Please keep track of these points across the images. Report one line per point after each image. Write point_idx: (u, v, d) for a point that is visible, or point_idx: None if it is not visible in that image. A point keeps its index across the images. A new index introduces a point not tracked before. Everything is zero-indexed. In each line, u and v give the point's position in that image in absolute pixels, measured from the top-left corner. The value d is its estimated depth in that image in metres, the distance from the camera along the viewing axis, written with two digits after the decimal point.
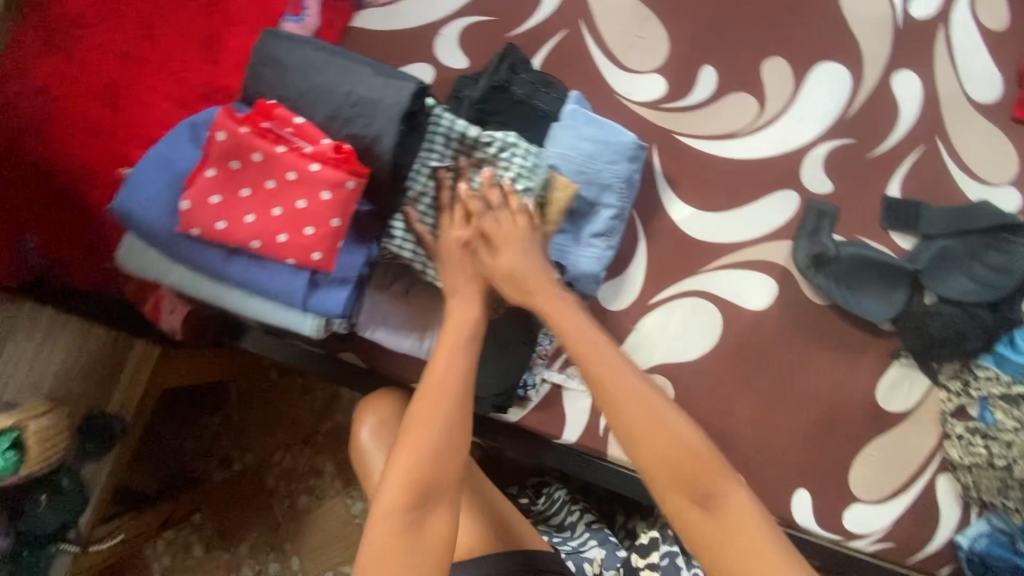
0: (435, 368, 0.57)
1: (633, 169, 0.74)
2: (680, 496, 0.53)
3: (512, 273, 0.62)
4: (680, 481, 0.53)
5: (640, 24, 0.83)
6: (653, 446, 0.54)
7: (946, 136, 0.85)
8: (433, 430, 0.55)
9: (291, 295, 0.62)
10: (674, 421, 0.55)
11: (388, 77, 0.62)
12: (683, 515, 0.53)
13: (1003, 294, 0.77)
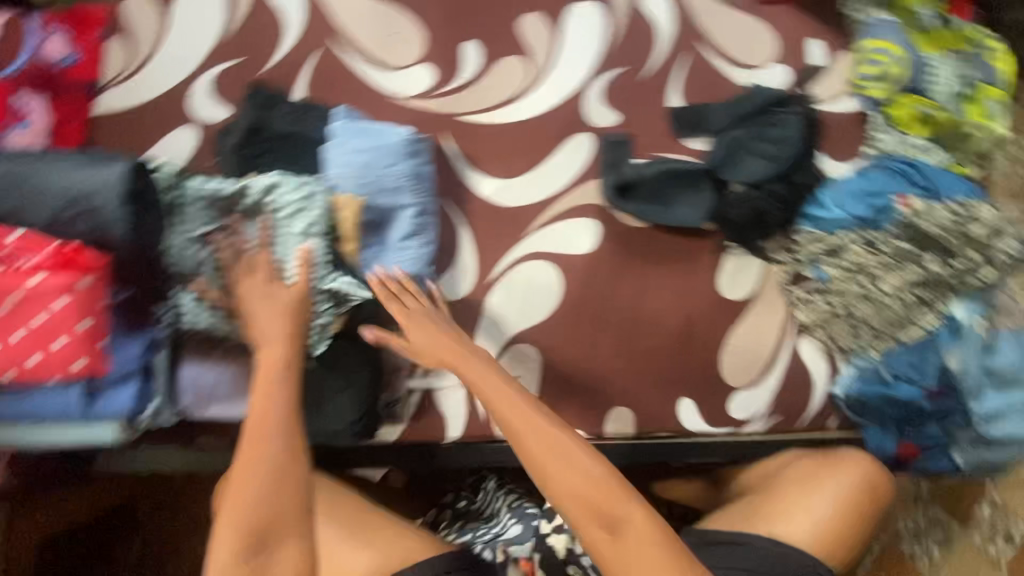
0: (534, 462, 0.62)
1: (415, 165, 0.75)
2: (593, 525, 0.61)
3: (422, 348, 0.70)
4: (592, 511, 0.61)
5: (390, 21, 0.83)
6: (572, 488, 0.61)
7: (705, 38, 0.90)
8: (254, 477, 0.58)
9: (75, 414, 0.62)
10: (587, 461, 0.63)
11: (96, 166, 0.62)
12: (596, 542, 0.60)
13: (788, 163, 0.83)
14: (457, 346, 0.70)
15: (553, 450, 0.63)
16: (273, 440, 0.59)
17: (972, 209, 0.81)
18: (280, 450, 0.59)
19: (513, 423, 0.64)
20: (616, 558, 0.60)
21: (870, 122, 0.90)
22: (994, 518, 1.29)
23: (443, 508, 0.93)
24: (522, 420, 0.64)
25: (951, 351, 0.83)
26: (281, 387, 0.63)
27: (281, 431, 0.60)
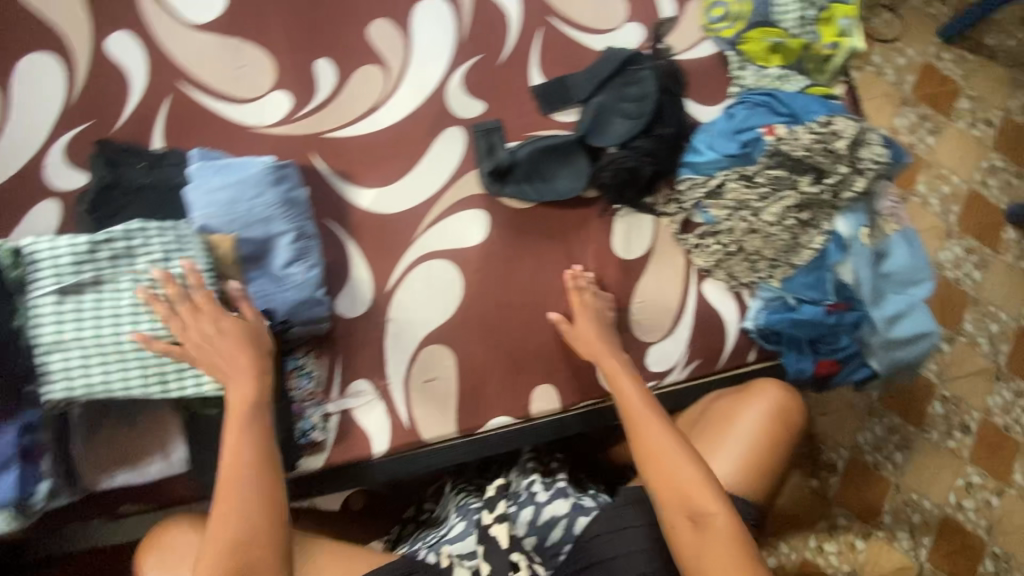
0: (660, 440, 0.74)
1: (282, 191, 0.74)
2: (680, 515, 0.70)
3: (522, 354, 0.85)
4: (681, 501, 0.70)
5: (236, 54, 0.83)
6: (671, 483, 0.71)
7: (556, 11, 0.90)
8: (231, 512, 0.61)
9: None
10: (688, 460, 0.72)
11: None
12: (680, 530, 0.69)
13: (649, 117, 0.86)
14: (625, 372, 0.81)
15: (676, 452, 0.72)
16: (253, 481, 0.62)
17: (832, 125, 0.83)
18: (253, 490, 0.62)
19: (637, 429, 0.76)
20: (697, 544, 0.68)
21: (731, 63, 0.93)
22: (948, 413, 1.35)
23: (407, 524, 0.96)
24: (648, 427, 0.75)
25: (841, 263, 0.86)
26: (255, 427, 0.64)
27: (252, 471, 0.63)
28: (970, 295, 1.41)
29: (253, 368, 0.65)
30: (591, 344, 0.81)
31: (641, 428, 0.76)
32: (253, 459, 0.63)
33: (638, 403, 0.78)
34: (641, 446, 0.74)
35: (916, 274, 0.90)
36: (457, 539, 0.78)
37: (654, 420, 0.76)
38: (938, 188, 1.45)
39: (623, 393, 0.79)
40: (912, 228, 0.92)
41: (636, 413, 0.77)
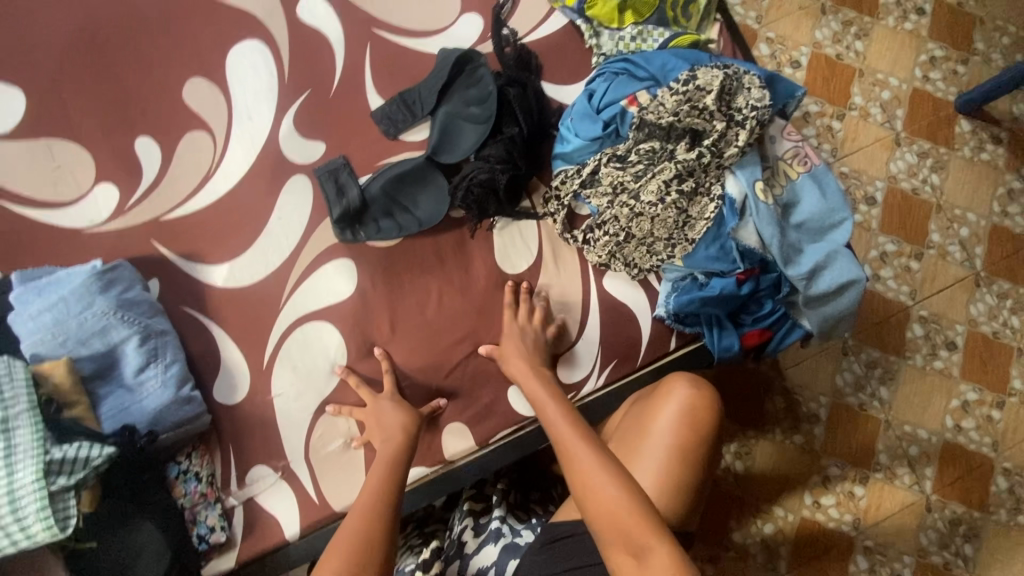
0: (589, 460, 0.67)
1: (116, 295, 0.70)
2: (621, 550, 0.59)
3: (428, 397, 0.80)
4: (621, 535, 0.60)
5: (49, 154, 0.77)
6: (607, 517, 0.62)
7: (382, 22, 0.83)
8: (374, 496, 0.67)
9: None
10: (621, 488, 0.63)
11: None
12: (625, 568, 0.58)
13: (495, 119, 0.80)
14: (555, 395, 0.75)
15: (605, 478, 0.64)
16: (383, 512, 0.66)
17: (694, 80, 0.75)
18: (368, 518, 0.65)
19: (568, 454, 0.68)
20: None
21: (584, 32, 0.84)
22: (929, 334, 1.27)
23: None
24: (578, 454, 0.67)
25: (741, 227, 0.77)
26: (395, 470, 0.71)
27: (385, 468, 0.71)
28: (932, 202, 1.31)
29: (376, 413, 0.76)
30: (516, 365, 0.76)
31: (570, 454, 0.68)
32: (384, 492, 0.68)
33: (569, 434, 0.70)
34: (574, 479, 0.67)
35: (831, 217, 0.81)
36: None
37: (583, 448, 0.68)
38: (877, 95, 1.34)
39: (549, 416, 0.73)
40: (821, 164, 0.83)
41: (567, 443, 0.69)
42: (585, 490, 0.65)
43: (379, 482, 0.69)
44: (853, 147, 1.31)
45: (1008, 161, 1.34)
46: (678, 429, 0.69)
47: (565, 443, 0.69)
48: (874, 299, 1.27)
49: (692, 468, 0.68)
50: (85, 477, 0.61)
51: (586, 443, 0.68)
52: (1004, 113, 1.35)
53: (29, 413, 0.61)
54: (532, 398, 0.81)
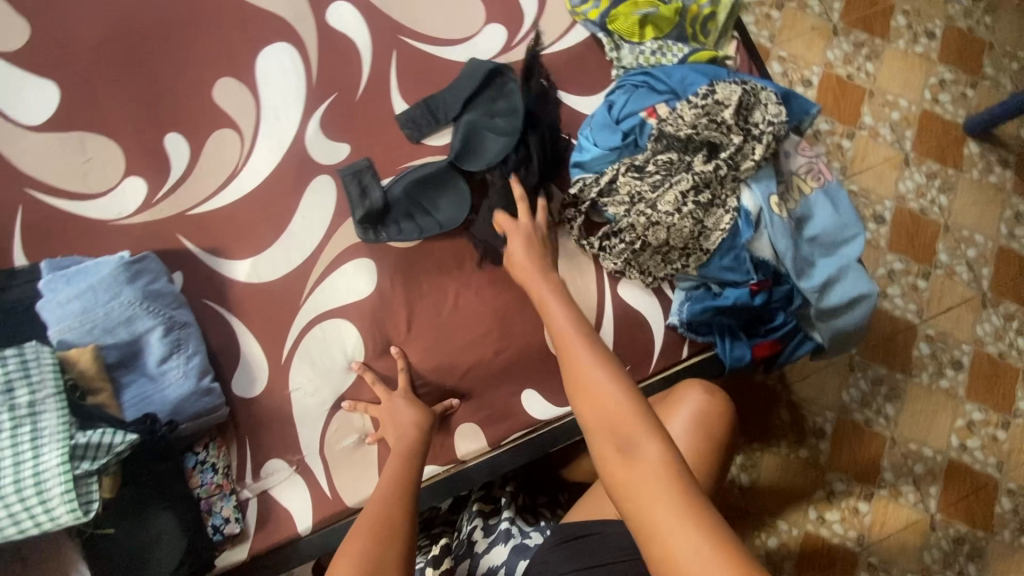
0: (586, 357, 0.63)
1: (142, 286, 0.71)
2: (607, 441, 0.56)
3: (443, 397, 0.81)
4: (609, 426, 0.57)
5: (81, 147, 0.79)
6: (596, 410, 0.58)
7: (408, 30, 0.85)
8: (399, 475, 0.69)
9: None
10: (614, 381, 0.60)
11: None
12: (609, 460, 0.55)
13: (522, 133, 0.81)
14: (561, 300, 0.72)
15: (598, 370, 0.61)
16: (401, 502, 0.65)
17: (713, 95, 0.77)
18: (389, 507, 0.64)
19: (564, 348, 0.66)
20: (622, 473, 0.53)
21: (605, 46, 0.86)
22: (935, 352, 1.28)
23: None
24: (577, 351, 0.64)
25: (755, 239, 0.79)
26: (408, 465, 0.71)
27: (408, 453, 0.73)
28: (939, 222, 1.32)
29: (391, 411, 0.77)
30: (526, 274, 0.76)
31: (565, 341, 0.66)
32: (398, 485, 0.68)
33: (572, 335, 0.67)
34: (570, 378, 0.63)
35: (843, 231, 0.82)
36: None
37: (579, 343, 0.65)
38: (887, 115, 1.36)
39: (552, 317, 0.70)
40: (833, 181, 0.85)
41: (564, 335, 0.67)
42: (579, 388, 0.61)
43: (395, 476, 0.69)
44: (862, 166, 1.33)
45: (1015, 184, 1.36)
46: (690, 433, 0.70)
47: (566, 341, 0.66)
48: (881, 316, 1.28)
49: (708, 463, 0.70)
50: (108, 464, 0.62)
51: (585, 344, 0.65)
52: (1012, 137, 1.37)
53: (56, 401, 0.62)
54: (545, 401, 0.82)
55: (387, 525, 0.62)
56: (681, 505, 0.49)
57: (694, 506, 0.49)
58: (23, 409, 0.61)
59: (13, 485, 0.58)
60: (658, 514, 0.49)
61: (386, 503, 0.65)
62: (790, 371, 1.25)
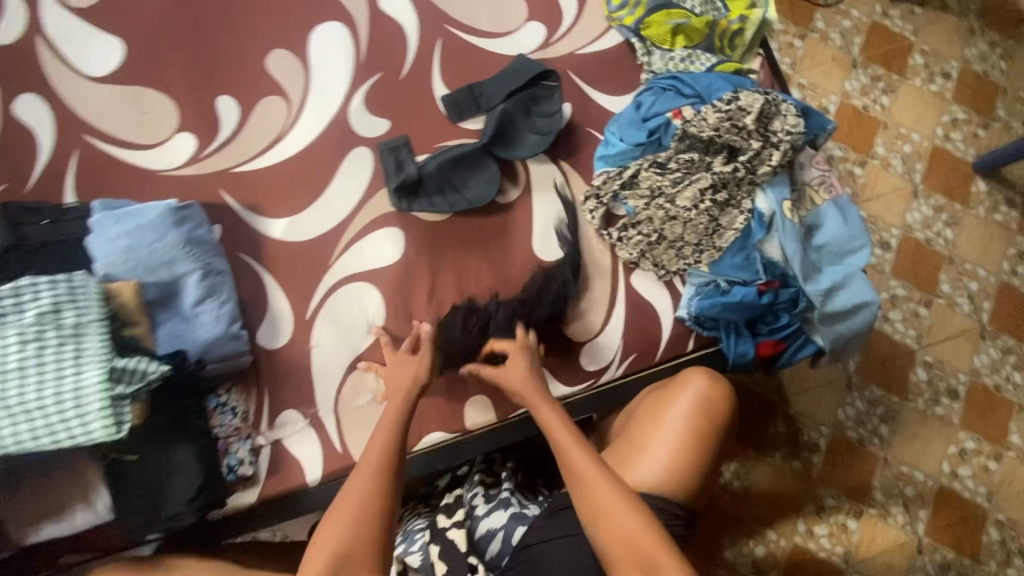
0: (602, 488, 0.69)
1: (185, 231, 0.75)
2: (633, 566, 0.65)
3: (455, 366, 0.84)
4: (635, 555, 0.65)
5: (139, 101, 0.84)
6: (622, 541, 0.66)
7: (454, 20, 0.91)
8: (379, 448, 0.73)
9: None
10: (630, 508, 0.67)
11: None
12: None
13: (557, 134, 0.88)
14: (559, 415, 0.76)
15: (614, 496, 0.68)
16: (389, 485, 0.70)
17: (737, 101, 0.81)
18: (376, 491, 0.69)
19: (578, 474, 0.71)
20: None
21: (636, 50, 0.92)
22: (933, 379, 1.30)
23: None
24: (595, 483, 0.70)
25: (766, 241, 0.83)
26: (398, 434, 0.74)
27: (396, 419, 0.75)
28: (944, 254, 1.36)
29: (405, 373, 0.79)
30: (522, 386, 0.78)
31: (579, 470, 0.71)
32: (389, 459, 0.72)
33: (582, 466, 0.71)
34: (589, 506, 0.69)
35: (851, 241, 0.86)
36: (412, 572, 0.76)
37: (595, 471, 0.71)
38: (899, 147, 1.41)
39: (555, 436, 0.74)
40: (844, 195, 0.89)
41: (574, 456, 0.72)
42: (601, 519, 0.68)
43: (384, 447, 0.72)
44: (872, 194, 1.37)
45: (1020, 224, 1.40)
46: (692, 415, 0.74)
47: (580, 471, 0.71)
48: (881, 339, 1.31)
49: (701, 448, 0.73)
50: (143, 389, 0.66)
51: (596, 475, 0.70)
52: (1019, 178, 1.42)
53: (98, 325, 0.65)
54: (554, 379, 0.85)
55: (371, 505, 0.68)
56: None
57: None
58: (69, 328, 0.64)
59: (53, 396, 0.61)
60: None
61: (374, 477, 0.70)
62: (789, 385, 1.28)
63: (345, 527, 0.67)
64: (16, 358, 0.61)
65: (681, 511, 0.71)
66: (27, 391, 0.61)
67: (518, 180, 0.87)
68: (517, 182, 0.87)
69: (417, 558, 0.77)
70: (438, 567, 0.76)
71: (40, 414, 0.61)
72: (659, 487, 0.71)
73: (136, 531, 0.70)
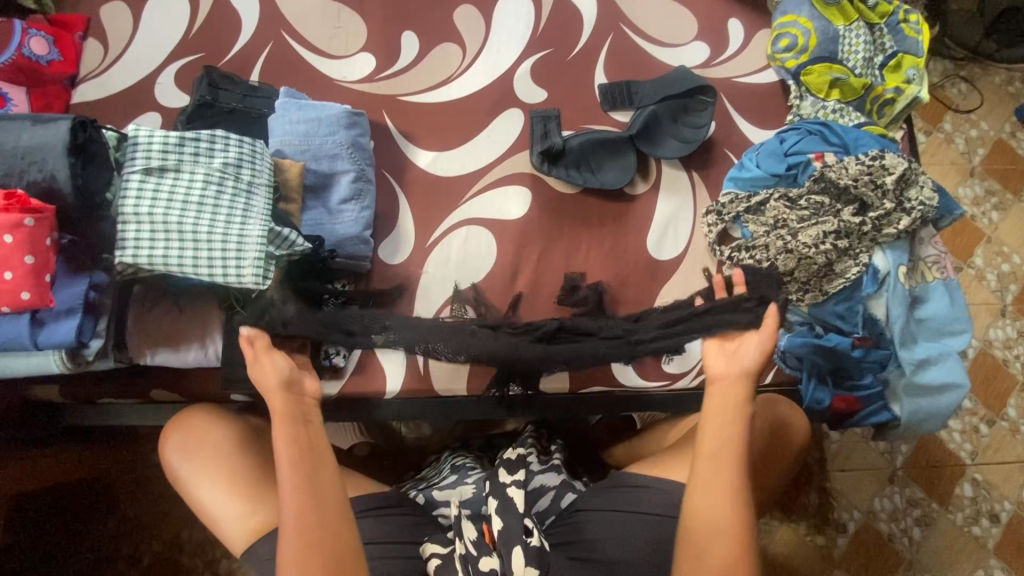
0: (724, 480, 0.65)
1: (352, 135, 0.82)
2: (705, 543, 0.64)
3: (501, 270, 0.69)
4: (715, 539, 0.64)
5: (336, 16, 0.93)
6: (711, 526, 0.64)
7: (629, 22, 0.98)
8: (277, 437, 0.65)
9: (8, 336, 0.63)
10: (735, 511, 0.65)
11: (41, 123, 0.64)
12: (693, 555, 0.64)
13: (699, 145, 0.92)
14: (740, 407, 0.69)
15: (731, 495, 0.65)
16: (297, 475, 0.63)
17: (882, 160, 0.84)
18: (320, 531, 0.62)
19: (719, 465, 0.66)
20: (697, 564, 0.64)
21: (790, 92, 0.96)
22: (977, 497, 1.28)
23: (422, 466, 1.00)
24: (728, 471, 0.66)
25: (873, 297, 0.85)
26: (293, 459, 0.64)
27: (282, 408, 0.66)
28: (1019, 378, 1.34)
29: None
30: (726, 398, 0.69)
31: (711, 445, 0.67)
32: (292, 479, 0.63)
33: (713, 523, 0.64)
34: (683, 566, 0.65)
35: (954, 320, 0.87)
36: (463, 503, 0.79)
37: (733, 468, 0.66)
38: (997, 264, 1.40)
39: (724, 424, 0.68)
40: (955, 278, 0.89)
41: (718, 439, 0.67)
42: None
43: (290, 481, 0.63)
44: None
45: None
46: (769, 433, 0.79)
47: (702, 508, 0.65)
48: (935, 443, 1.29)
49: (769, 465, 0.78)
50: (289, 254, 0.72)
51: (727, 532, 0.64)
52: None
53: (267, 188, 0.72)
54: (632, 370, 0.87)
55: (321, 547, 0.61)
56: None
57: None
58: (245, 182, 0.70)
59: (219, 234, 0.67)
60: None
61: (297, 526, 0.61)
62: (832, 459, 1.27)
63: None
64: (198, 193, 0.68)
65: None
66: (198, 223, 0.67)
67: (648, 177, 0.92)
68: (648, 178, 0.92)
69: (469, 490, 0.80)
70: (493, 519, 0.71)
71: (201, 247, 0.67)
72: None
73: (232, 384, 0.76)
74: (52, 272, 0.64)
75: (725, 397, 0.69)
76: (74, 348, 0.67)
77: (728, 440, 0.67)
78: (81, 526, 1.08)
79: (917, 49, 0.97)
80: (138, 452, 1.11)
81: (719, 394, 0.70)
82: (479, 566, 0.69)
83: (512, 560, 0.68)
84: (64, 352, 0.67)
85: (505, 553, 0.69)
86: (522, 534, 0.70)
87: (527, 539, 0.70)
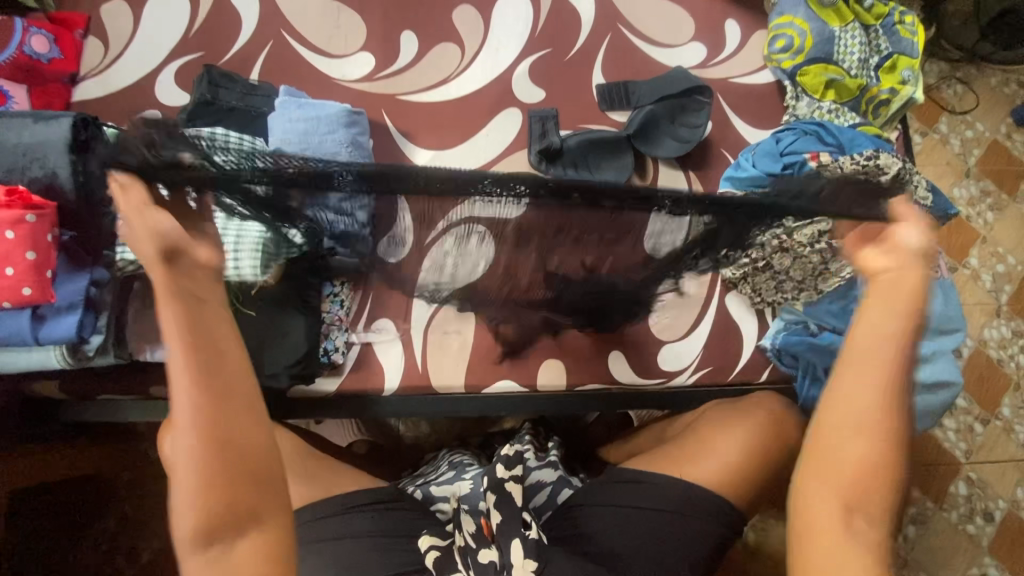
0: (879, 365, 0.54)
1: (352, 133, 0.83)
2: (837, 433, 0.54)
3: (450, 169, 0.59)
4: (848, 428, 0.54)
5: (335, 15, 0.94)
6: (846, 416, 0.54)
7: (628, 22, 0.98)
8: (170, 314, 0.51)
9: (10, 330, 0.64)
10: (878, 407, 0.53)
11: (39, 120, 0.64)
12: (822, 444, 0.55)
13: (697, 145, 0.92)
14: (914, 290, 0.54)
15: (872, 385, 0.53)
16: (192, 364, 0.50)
17: (877, 159, 0.83)
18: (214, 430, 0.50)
19: (871, 352, 0.54)
20: (823, 452, 0.55)
21: (786, 92, 0.97)
22: (972, 496, 1.29)
23: (420, 462, 1.01)
24: (882, 360, 0.54)
25: None
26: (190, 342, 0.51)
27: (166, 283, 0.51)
28: (1013, 378, 1.35)
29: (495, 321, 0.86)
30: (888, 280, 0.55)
31: (867, 323, 0.55)
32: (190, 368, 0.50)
33: (856, 412, 0.53)
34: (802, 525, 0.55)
35: (948, 318, 0.88)
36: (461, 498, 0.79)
37: (888, 361, 0.53)
38: (992, 265, 1.41)
39: (885, 308, 0.54)
40: (949, 278, 0.90)
41: (874, 322, 0.55)
42: (808, 542, 0.54)
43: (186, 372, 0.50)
44: None
45: None
46: (763, 430, 0.80)
47: (826, 460, 0.54)
48: (930, 442, 1.30)
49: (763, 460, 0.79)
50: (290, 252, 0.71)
51: (866, 497, 0.53)
52: None
53: None
54: (629, 366, 0.88)
55: (244, 480, 0.51)
56: (845, 507, 0.53)
57: (862, 536, 0.52)
58: None
59: None
60: (817, 508, 0.54)
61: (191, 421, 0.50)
62: None
63: (226, 517, 0.51)
64: None
65: (733, 513, 0.76)
66: None
67: (646, 176, 0.92)
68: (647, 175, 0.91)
69: (467, 486, 0.81)
70: (491, 514, 0.71)
71: None
72: (717, 484, 0.77)
73: None
74: (53, 268, 0.65)
75: (891, 305, 0.54)
76: (75, 344, 0.68)
77: (884, 324, 0.54)
78: (79, 523, 1.09)
79: (912, 51, 0.98)
80: (135, 449, 1.10)
81: (879, 273, 0.55)
82: (478, 557, 0.68)
83: (511, 554, 0.68)
84: (64, 347, 0.68)
85: (504, 548, 0.68)
86: (521, 527, 0.70)
87: (525, 532, 0.70)
